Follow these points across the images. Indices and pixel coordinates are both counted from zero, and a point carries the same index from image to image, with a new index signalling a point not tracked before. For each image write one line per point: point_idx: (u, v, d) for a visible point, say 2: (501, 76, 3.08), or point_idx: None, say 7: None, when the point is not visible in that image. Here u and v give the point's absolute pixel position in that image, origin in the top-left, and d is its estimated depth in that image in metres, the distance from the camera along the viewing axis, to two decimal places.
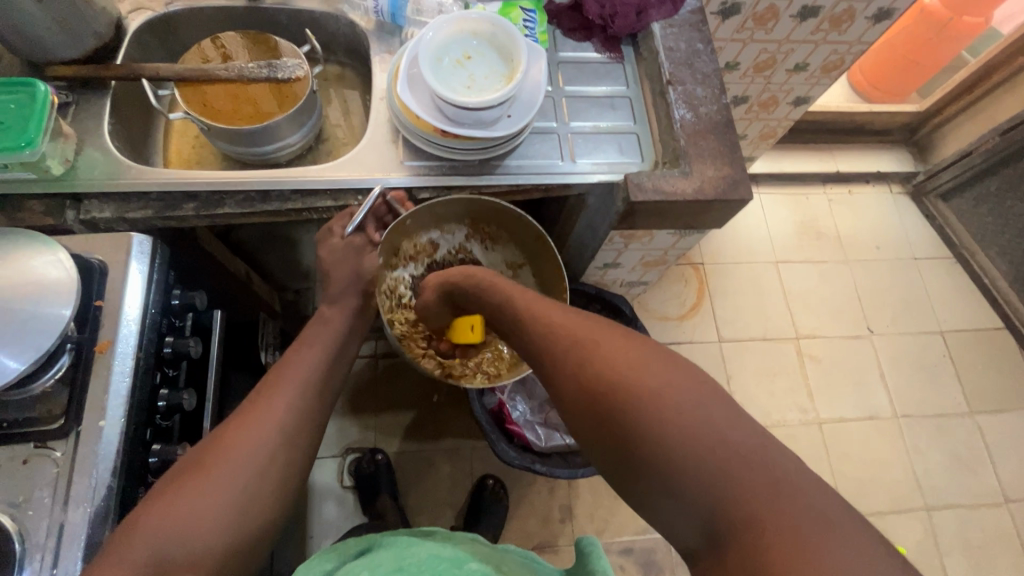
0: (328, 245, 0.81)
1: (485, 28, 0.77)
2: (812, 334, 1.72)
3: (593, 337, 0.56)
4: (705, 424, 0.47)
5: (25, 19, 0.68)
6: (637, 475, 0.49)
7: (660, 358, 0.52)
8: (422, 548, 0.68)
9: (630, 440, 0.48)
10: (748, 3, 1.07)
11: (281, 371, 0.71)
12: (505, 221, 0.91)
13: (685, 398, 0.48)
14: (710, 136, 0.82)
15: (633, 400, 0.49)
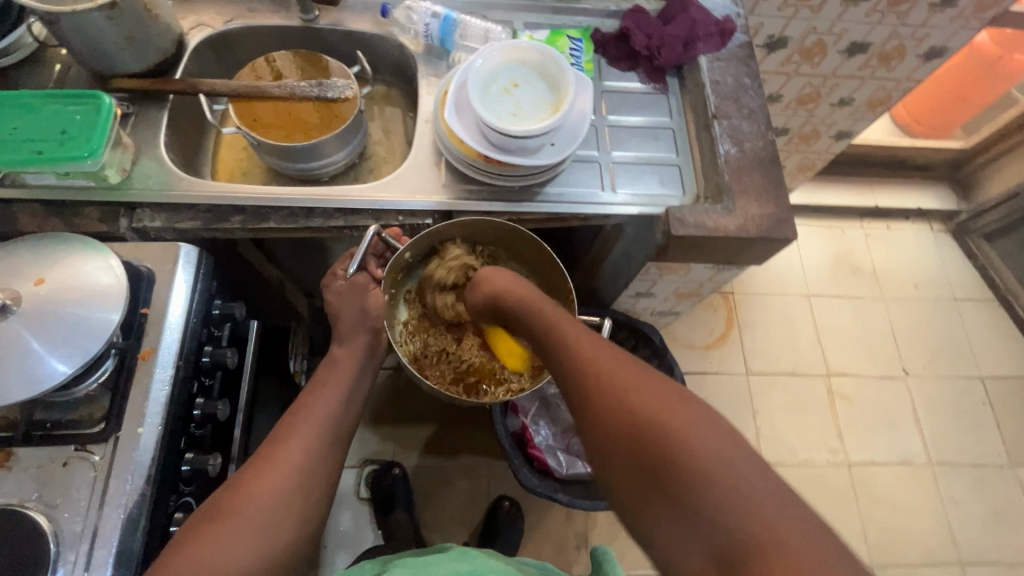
0: (333, 290, 0.82)
1: (534, 56, 0.77)
2: (843, 372, 1.67)
3: (614, 367, 0.58)
4: (717, 454, 0.48)
5: (95, 34, 0.71)
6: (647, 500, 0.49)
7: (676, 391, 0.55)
8: (440, 566, 0.70)
9: (643, 466, 0.50)
10: (796, 38, 1.06)
11: (314, 394, 0.73)
12: (507, 243, 0.88)
13: (696, 417, 0.51)
14: (755, 172, 0.81)
15: (650, 427, 0.51)
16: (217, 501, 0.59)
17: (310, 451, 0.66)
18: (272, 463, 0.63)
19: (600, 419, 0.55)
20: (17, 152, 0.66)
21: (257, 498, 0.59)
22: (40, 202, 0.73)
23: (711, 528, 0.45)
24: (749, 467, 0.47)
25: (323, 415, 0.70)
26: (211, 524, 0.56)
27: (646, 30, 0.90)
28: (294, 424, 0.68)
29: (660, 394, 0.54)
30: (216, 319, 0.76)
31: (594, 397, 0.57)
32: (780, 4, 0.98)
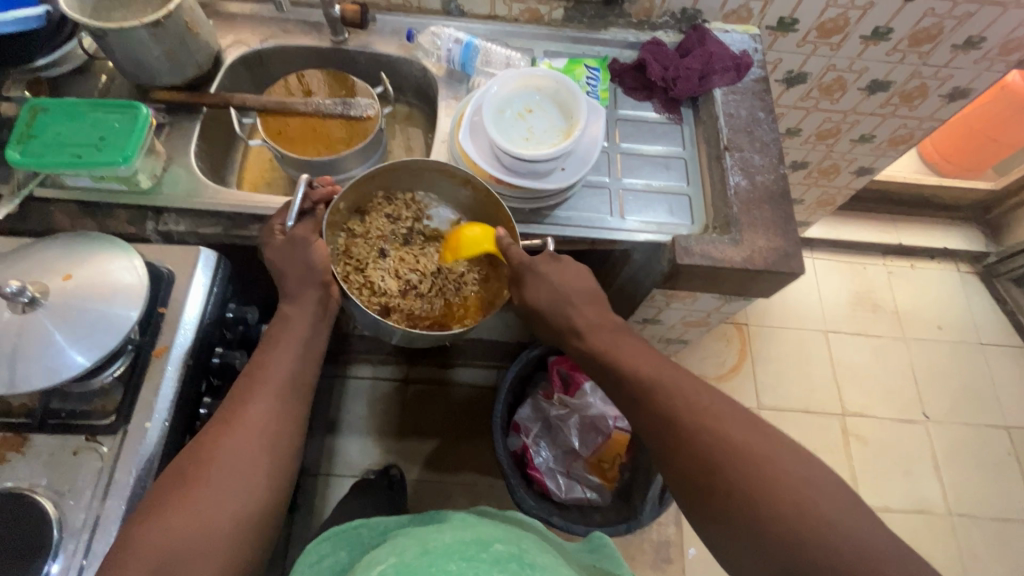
0: (270, 247, 0.74)
1: (549, 83, 0.79)
2: (860, 412, 1.62)
3: (686, 394, 0.64)
4: (790, 479, 0.55)
5: (139, 48, 0.76)
6: (726, 518, 0.56)
7: (755, 424, 0.60)
8: (447, 535, 0.66)
9: (719, 486, 0.56)
10: (815, 74, 1.07)
11: (265, 353, 0.69)
12: (441, 187, 0.86)
13: (763, 445, 0.58)
14: (765, 206, 0.81)
15: (734, 456, 0.57)
16: (175, 472, 0.58)
17: (276, 416, 0.64)
18: (237, 431, 0.61)
19: (682, 445, 0.60)
20: (58, 157, 0.70)
21: (226, 476, 0.58)
22: (75, 203, 0.77)
23: (791, 545, 0.51)
24: (819, 489, 0.54)
25: (285, 376, 0.67)
26: (172, 496, 0.56)
27: (663, 63, 0.92)
28: (259, 388, 0.65)
29: (731, 422, 0.60)
30: (228, 321, 0.79)
31: (677, 423, 0.62)
32: (799, 41, 0.99)
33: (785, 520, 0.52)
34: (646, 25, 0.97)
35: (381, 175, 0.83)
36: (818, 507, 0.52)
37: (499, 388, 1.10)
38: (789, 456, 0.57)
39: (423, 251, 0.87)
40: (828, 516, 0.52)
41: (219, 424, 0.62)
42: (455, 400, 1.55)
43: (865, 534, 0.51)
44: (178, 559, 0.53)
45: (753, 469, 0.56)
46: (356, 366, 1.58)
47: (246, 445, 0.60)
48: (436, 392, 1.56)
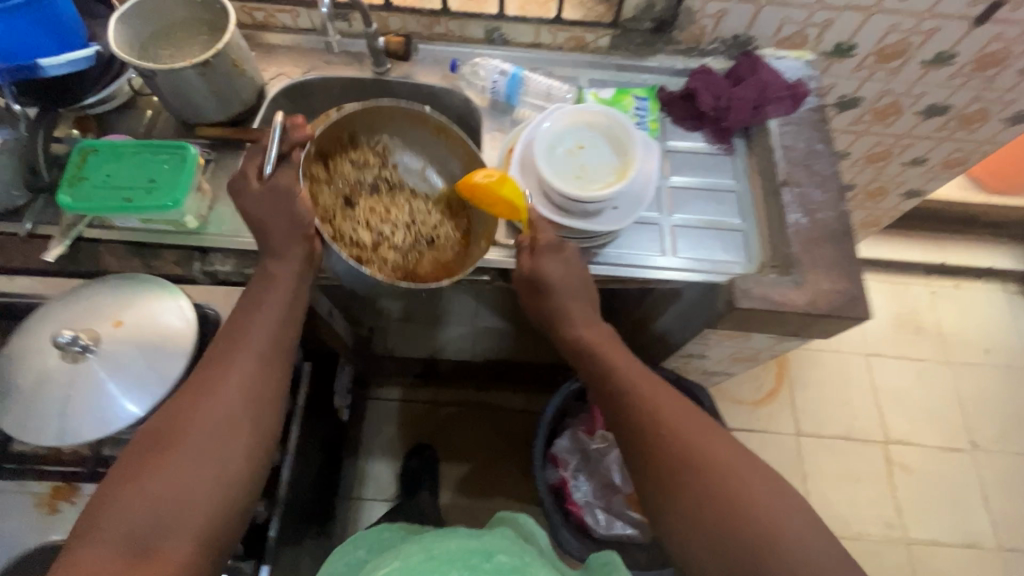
0: (247, 197, 0.68)
1: (602, 119, 0.76)
2: (903, 440, 1.56)
3: (656, 398, 0.70)
4: (737, 475, 0.62)
5: (185, 85, 0.75)
6: (678, 505, 0.63)
7: (711, 430, 0.67)
8: (451, 540, 0.70)
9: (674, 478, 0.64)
10: (869, 98, 1.03)
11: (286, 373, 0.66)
12: (409, 134, 0.89)
13: (716, 446, 0.65)
14: (827, 245, 0.77)
15: (688, 458, 0.64)
16: (154, 435, 0.59)
17: (257, 382, 0.64)
18: (217, 397, 0.61)
19: (646, 443, 0.67)
20: (108, 199, 0.70)
21: (208, 442, 0.59)
22: (122, 243, 0.76)
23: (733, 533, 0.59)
24: (761, 485, 0.61)
25: (265, 342, 0.66)
26: (151, 458, 0.57)
27: (714, 92, 0.89)
28: (239, 356, 0.64)
29: (691, 424, 0.67)
30: None
31: (644, 423, 0.69)
32: (855, 66, 0.95)
33: (725, 517, 0.59)
34: (694, 52, 0.94)
35: (353, 120, 0.86)
36: (758, 508, 0.59)
37: (539, 423, 1.07)
38: (741, 464, 0.63)
39: (393, 203, 0.89)
40: (771, 519, 0.58)
41: (195, 388, 0.62)
42: (486, 423, 1.53)
43: (797, 525, 0.58)
44: (160, 520, 0.54)
45: (706, 466, 0.63)
46: (384, 388, 1.56)
47: (226, 412, 0.61)
48: (466, 416, 1.54)
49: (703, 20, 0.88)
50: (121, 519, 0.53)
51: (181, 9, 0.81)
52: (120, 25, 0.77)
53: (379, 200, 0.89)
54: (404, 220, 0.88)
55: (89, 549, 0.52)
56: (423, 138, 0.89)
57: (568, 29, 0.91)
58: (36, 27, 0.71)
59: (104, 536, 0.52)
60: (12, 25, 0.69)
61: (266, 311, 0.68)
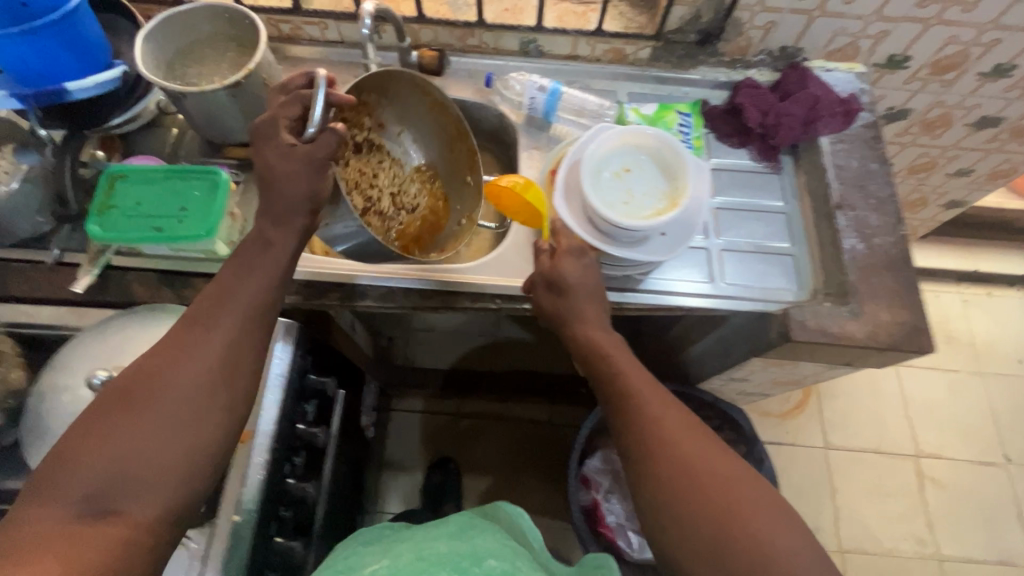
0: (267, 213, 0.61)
1: (652, 142, 0.73)
2: (934, 453, 1.52)
3: (647, 396, 0.62)
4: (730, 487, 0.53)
5: (216, 106, 0.73)
6: (668, 511, 0.54)
7: (704, 437, 0.58)
8: (442, 542, 0.66)
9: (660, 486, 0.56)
10: (919, 110, 0.98)
11: None
12: (403, 99, 0.83)
13: (708, 454, 0.56)
14: (885, 272, 0.74)
15: (673, 469, 0.55)
16: (119, 392, 0.52)
17: (235, 348, 0.56)
18: (190, 359, 0.54)
19: (633, 451, 0.59)
20: (137, 229, 0.68)
21: (173, 407, 0.51)
22: (153, 271, 0.73)
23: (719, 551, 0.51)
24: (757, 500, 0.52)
25: (253, 304, 0.58)
26: (111, 419, 0.50)
27: (761, 106, 0.85)
28: (220, 318, 0.57)
29: (684, 429, 0.59)
30: (307, 393, 0.75)
31: (635, 425, 0.60)
32: (907, 77, 0.91)
33: (714, 541, 0.51)
34: (738, 64, 0.90)
35: (379, 86, 0.79)
36: (752, 532, 0.50)
37: (572, 446, 1.04)
38: (736, 478, 0.54)
39: (376, 166, 0.85)
40: (769, 546, 0.49)
41: (171, 346, 0.55)
42: (509, 436, 1.51)
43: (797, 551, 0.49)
44: (116, 490, 0.48)
45: (697, 474, 0.54)
46: (405, 400, 1.54)
47: (196, 377, 0.53)
48: (489, 428, 1.52)
49: (751, 31, 0.84)
50: (72, 485, 0.47)
51: (206, 24, 0.78)
52: (147, 42, 0.73)
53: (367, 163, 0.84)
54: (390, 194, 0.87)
55: (33, 515, 0.46)
56: (413, 105, 0.84)
57: (608, 41, 0.87)
58: (61, 47, 0.68)
59: (53, 502, 0.46)
60: (37, 47, 0.66)
61: (255, 276, 0.59)
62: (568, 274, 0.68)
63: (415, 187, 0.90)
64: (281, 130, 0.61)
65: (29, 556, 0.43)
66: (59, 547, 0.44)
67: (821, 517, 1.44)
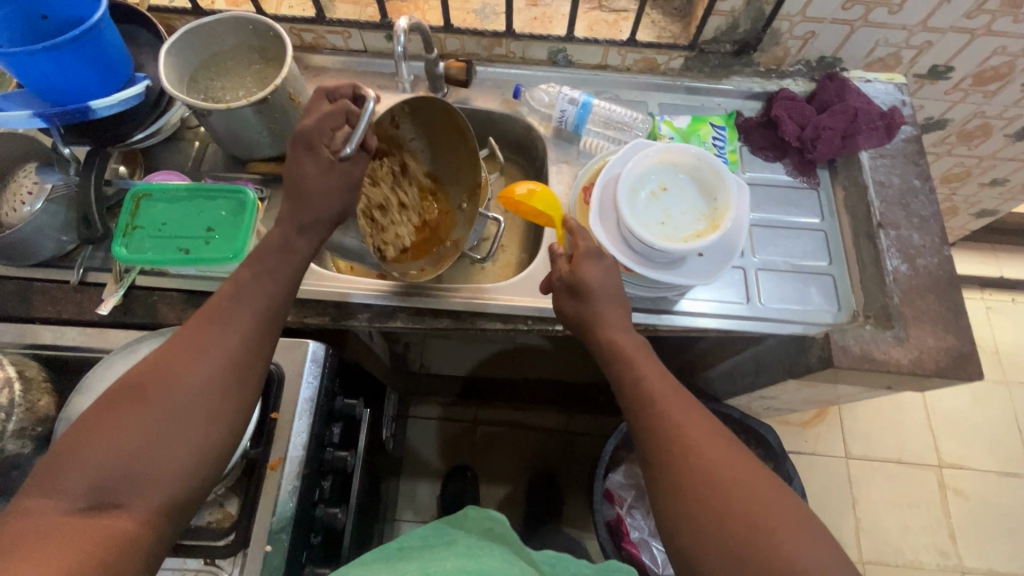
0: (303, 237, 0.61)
1: (690, 160, 0.71)
2: (957, 463, 1.50)
3: (670, 398, 0.56)
4: (761, 500, 0.49)
5: (242, 122, 0.71)
6: (694, 522, 0.49)
7: (729, 444, 0.53)
8: (450, 560, 0.65)
9: (683, 493, 0.50)
10: (957, 121, 0.96)
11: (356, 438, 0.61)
12: (422, 113, 0.77)
13: (735, 462, 0.51)
14: (930, 295, 0.71)
15: (695, 475, 0.51)
16: (128, 384, 0.48)
17: (251, 347, 0.53)
18: (204, 354, 0.50)
19: (650, 454, 0.54)
20: (162, 251, 0.67)
21: (184, 403, 0.48)
22: (178, 291, 0.72)
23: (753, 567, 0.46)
24: (789, 514, 0.48)
25: (273, 305, 0.56)
26: (117, 410, 0.47)
27: (798, 120, 0.82)
28: (236, 311, 0.53)
29: (710, 434, 0.53)
30: (335, 416, 0.73)
31: (656, 428, 0.55)
32: (948, 88, 0.88)
33: (737, 554, 0.47)
34: (773, 74, 0.87)
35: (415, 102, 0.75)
36: (779, 543, 0.46)
37: (597, 462, 1.03)
38: (759, 482, 0.50)
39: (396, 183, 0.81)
40: (798, 565, 0.45)
41: (184, 339, 0.51)
42: (526, 444, 1.50)
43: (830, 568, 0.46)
44: (120, 484, 0.44)
45: (725, 484, 0.50)
46: (422, 406, 1.53)
47: (210, 373, 0.50)
48: (504, 436, 1.51)
49: (789, 42, 0.81)
50: (74, 477, 0.44)
51: (229, 36, 0.75)
52: (169, 56, 0.71)
53: (388, 170, 0.80)
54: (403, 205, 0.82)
55: (32, 505, 0.43)
56: (431, 118, 0.77)
57: (640, 51, 0.84)
58: (83, 63, 0.66)
59: (52, 493, 0.43)
60: (60, 64, 0.64)
61: (280, 289, 0.57)
62: (589, 277, 0.62)
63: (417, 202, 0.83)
64: (322, 142, 0.59)
65: (22, 552, 0.40)
66: (56, 542, 0.41)
67: (841, 528, 1.42)
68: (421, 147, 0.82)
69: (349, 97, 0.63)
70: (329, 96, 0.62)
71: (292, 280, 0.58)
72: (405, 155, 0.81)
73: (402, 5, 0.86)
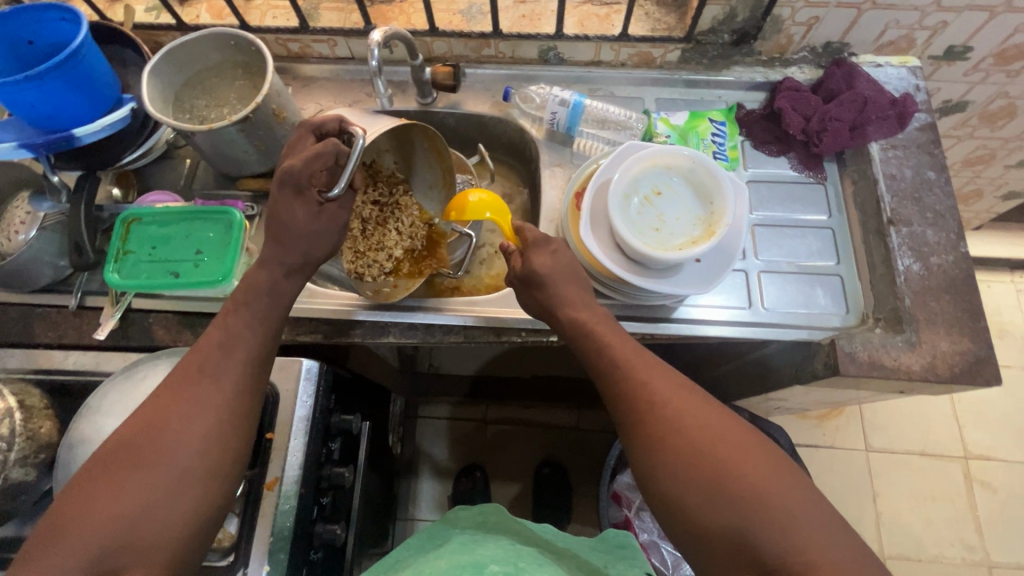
0: (283, 261, 0.59)
1: (685, 162, 0.68)
2: (985, 455, 1.43)
3: (637, 359, 0.55)
4: (731, 447, 0.47)
5: (229, 143, 0.71)
6: (673, 475, 0.48)
7: (696, 397, 0.52)
8: (442, 559, 0.64)
9: (656, 448, 0.49)
10: (979, 102, 0.90)
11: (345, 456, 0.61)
12: (403, 144, 0.79)
13: (703, 415, 0.50)
14: (945, 296, 0.68)
15: (661, 427, 0.50)
16: (120, 444, 0.49)
17: (236, 388, 0.53)
18: (196, 406, 0.51)
19: (620, 416, 0.54)
20: (155, 275, 0.68)
21: (180, 461, 0.48)
22: (173, 312, 0.73)
23: (731, 513, 0.45)
24: (760, 458, 0.47)
25: (254, 335, 0.56)
26: (112, 477, 0.47)
27: (803, 111, 0.78)
28: (226, 359, 0.54)
29: (677, 389, 0.52)
30: (331, 433, 0.73)
31: (625, 393, 0.53)
32: (967, 69, 0.82)
33: (708, 489, 0.46)
34: (777, 62, 0.82)
35: (400, 128, 0.76)
36: (752, 487, 0.45)
37: (604, 466, 1.02)
38: (729, 430, 0.49)
39: (383, 211, 0.81)
40: (768, 501, 0.44)
41: (175, 388, 0.52)
42: (536, 442, 1.50)
43: (808, 510, 0.44)
44: (118, 550, 0.44)
45: (695, 436, 0.48)
46: (432, 406, 1.53)
47: (200, 423, 0.50)
48: (514, 436, 1.51)
49: (792, 28, 0.77)
50: (71, 551, 0.43)
51: (211, 52, 0.74)
52: (152, 78, 0.70)
53: (376, 199, 0.80)
54: (390, 231, 0.80)
55: None
56: (410, 146, 0.79)
57: (634, 45, 0.81)
58: (69, 89, 0.65)
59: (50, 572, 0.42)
60: (45, 92, 0.64)
61: (263, 322, 0.57)
62: (557, 276, 0.61)
63: (405, 224, 0.81)
64: (311, 185, 0.60)
65: None
66: None
67: (861, 522, 1.38)
68: (406, 176, 0.83)
69: (336, 131, 0.62)
70: (315, 131, 0.62)
71: (277, 310, 0.59)
72: (397, 184, 0.82)
73: (387, 10, 0.83)
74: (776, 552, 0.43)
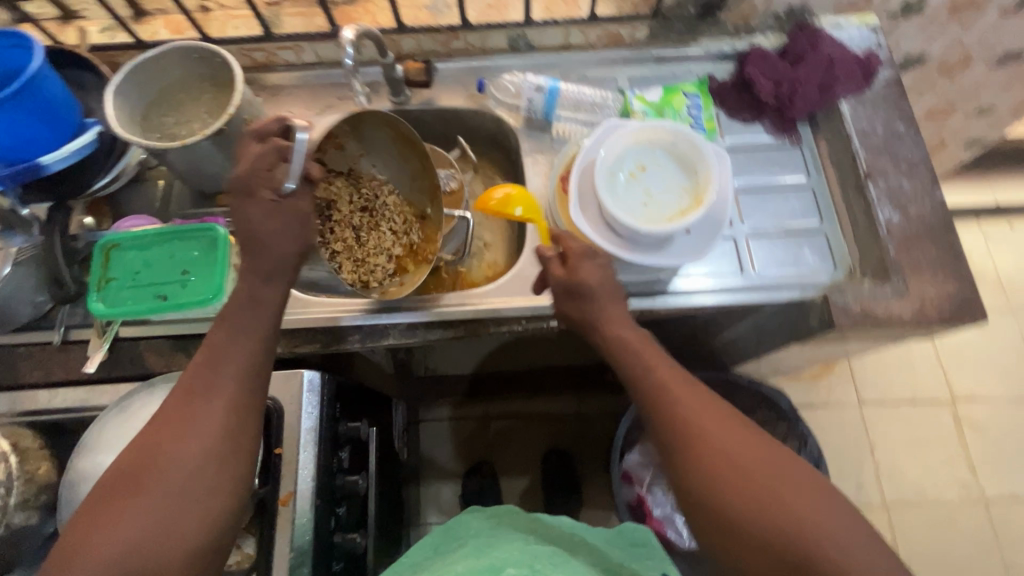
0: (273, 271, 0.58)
1: (666, 136, 0.69)
2: (970, 396, 1.48)
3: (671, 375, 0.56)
4: (767, 464, 0.49)
5: (204, 158, 0.69)
6: (711, 489, 0.49)
7: (729, 413, 0.53)
8: (461, 563, 0.65)
9: (694, 464, 0.50)
10: (938, 54, 0.93)
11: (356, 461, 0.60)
12: (371, 140, 0.78)
13: (738, 431, 0.51)
14: (926, 242, 0.70)
15: (699, 442, 0.51)
16: (120, 475, 0.48)
17: (236, 404, 0.52)
18: (194, 428, 0.49)
19: (654, 428, 0.55)
20: (142, 300, 0.66)
21: (183, 484, 0.48)
22: (163, 337, 0.71)
23: (769, 528, 0.46)
24: (793, 473, 0.49)
25: (251, 348, 0.55)
26: (114, 508, 0.46)
27: (773, 76, 0.79)
28: (221, 375, 0.52)
29: (711, 406, 0.54)
30: (341, 442, 0.72)
31: (660, 408, 0.54)
32: (924, 22, 0.85)
33: (747, 506, 0.47)
34: (743, 31, 0.83)
35: (354, 116, 0.73)
36: (788, 504, 0.46)
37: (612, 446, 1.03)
38: (763, 447, 0.50)
39: (371, 215, 0.80)
40: (804, 517, 0.46)
41: (172, 411, 0.51)
42: (540, 433, 1.50)
43: (840, 522, 0.46)
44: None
45: (732, 453, 0.50)
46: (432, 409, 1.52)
47: (200, 445, 0.49)
48: (518, 429, 1.51)
49: None
50: None
51: (175, 67, 0.72)
52: (117, 99, 0.68)
53: (358, 203, 0.80)
54: (384, 232, 0.80)
55: None
56: (377, 142, 0.78)
57: (601, 26, 0.82)
58: (31, 117, 0.63)
59: None
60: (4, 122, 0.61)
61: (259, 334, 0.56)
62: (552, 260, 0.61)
63: (394, 225, 0.81)
64: (259, 184, 0.57)
65: None
66: None
67: (862, 474, 1.42)
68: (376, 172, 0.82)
69: (278, 130, 0.60)
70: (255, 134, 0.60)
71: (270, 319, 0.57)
72: (375, 184, 0.81)
73: (351, 11, 0.82)
74: (807, 560, 0.44)
